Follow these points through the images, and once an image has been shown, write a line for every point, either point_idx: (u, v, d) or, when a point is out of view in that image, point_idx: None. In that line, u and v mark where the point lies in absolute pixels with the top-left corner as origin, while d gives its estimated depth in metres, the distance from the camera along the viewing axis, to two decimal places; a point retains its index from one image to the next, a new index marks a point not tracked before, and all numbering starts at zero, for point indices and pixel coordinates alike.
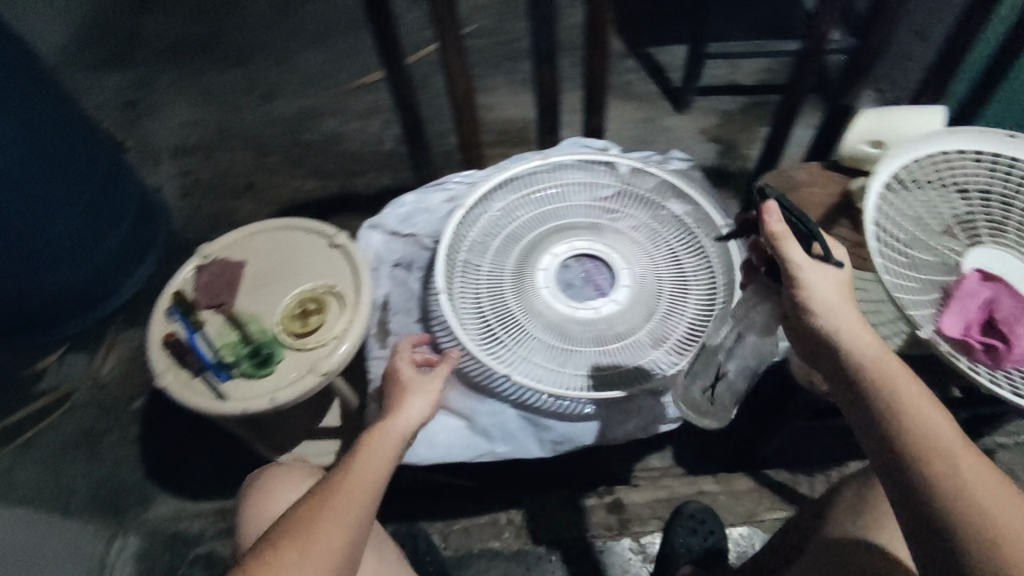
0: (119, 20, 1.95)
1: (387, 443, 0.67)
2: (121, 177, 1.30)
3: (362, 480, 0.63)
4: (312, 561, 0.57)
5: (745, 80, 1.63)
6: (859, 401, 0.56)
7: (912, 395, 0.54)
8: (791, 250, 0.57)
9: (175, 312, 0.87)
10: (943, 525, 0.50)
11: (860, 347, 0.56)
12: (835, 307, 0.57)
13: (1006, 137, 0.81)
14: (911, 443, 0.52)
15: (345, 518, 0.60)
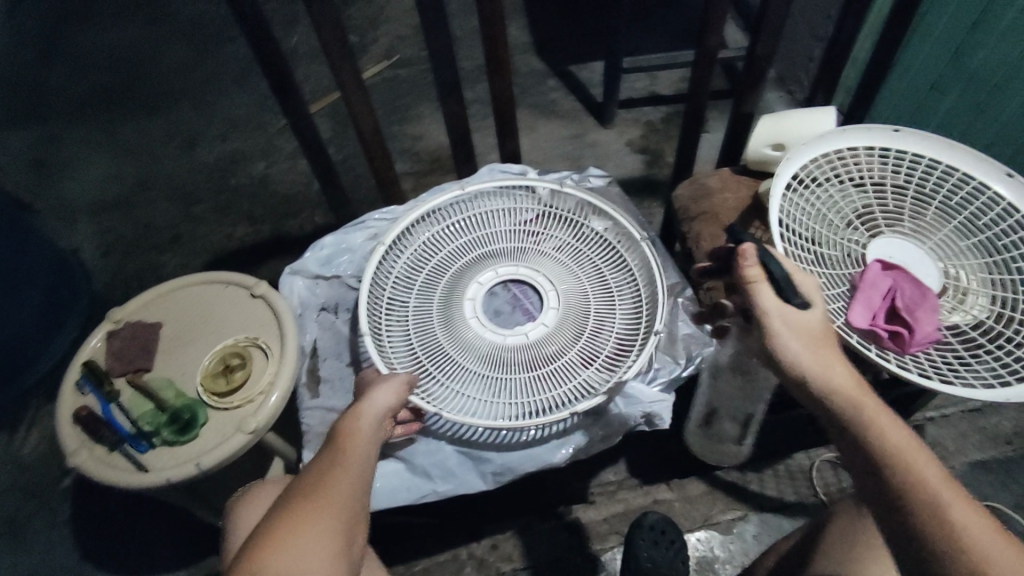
0: (23, 76, 1.87)
1: (365, 429, 0.62)
2: (29, 243, 1.23)
3: (347, 469, 0.58)
4: (303, 557, 0.52)
5: (664, 91, 1.68)
6: (850, 441, 0.54)
7: (904, 439, 0.52)
8: (759, 291, 0.60)
9: (86, 384, 0.82)
10: (931, 558, 0.48)
11: (841, 392, 0.55)
12: (805, 344, 0.58)
13: (891, 131, 0.86)
14: (901, 482, 0.51)
15: (324, 523, 0.55)
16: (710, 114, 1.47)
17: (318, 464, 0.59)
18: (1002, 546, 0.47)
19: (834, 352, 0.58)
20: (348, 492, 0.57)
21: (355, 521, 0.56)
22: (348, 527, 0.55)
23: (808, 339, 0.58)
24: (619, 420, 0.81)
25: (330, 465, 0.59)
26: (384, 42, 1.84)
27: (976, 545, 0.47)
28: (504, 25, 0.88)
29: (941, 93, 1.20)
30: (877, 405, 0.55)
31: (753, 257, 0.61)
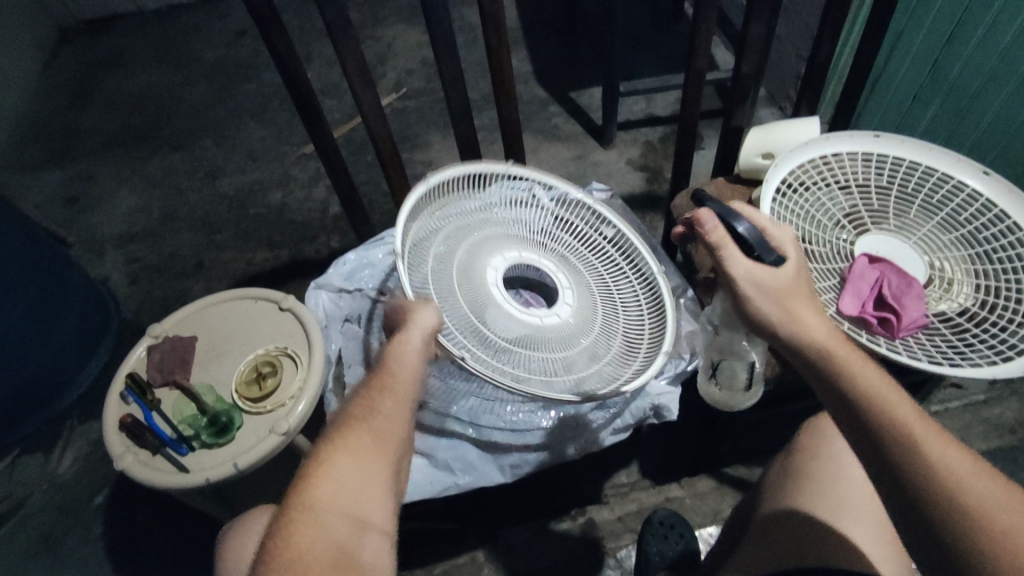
0: (55, 119, 1.98)
1: (407, 360, 0.63)
2: (65, 271, 1.31)
3: (390, 400, 0.60)
4: (349, 476, 0.55)
5: (661, 112, 1.77)
6: (834, 394, 0.55)
7: (887, 389, 0.54)
8: (725, 250, 0.62)
9: (129, 394, 0.88)
10: (917, 493, 0.50)
11: (809, 330, 0.58)
12: (778, 296, 0.60)
13: (873, 137, 0.92)
14: (887, 433, 0.51)
15: (387, 442, 0.58)
16: (706, 131, 1.54)
17: (363, 393, 0.61)
18: (979, 480, 0.49)
19: (808, 300, 0.60)
20: (391, 419, 0.59)
21: (400, 445, 0.59)
22: (393, 451, 0.58)
23: (776, 290, 0.60)
24: (628, 413, 0.87)
25: (373, 395, 0.60)
26: (393, 75, 1.94)
27: (951, 478, 0.49)
28: (509, 53, 0.96)
29: (923, 103, 1.27)
30: (859, 357, 0.56)
31: (711, 221, 0.63)
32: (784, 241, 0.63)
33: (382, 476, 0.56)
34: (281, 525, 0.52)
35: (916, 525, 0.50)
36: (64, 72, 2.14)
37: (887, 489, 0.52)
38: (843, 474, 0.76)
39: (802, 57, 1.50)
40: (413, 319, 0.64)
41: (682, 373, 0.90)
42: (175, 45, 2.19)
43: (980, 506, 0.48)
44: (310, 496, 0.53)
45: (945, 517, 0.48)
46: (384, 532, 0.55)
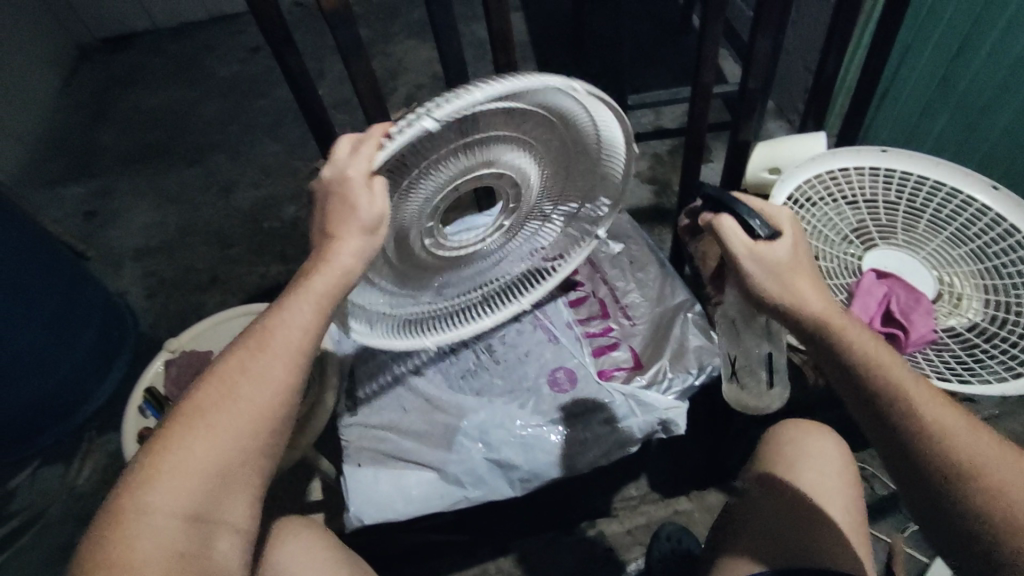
0: (75, 136, 2.03)
1: (296, 311, 0.57)
2: (85, 285, 1.34)
3: (255, 374, 0.55)
4: (194, 468, 0.52)
5: (669, 124, 1.78)
6: (862, 387, 0.58)
7: (911, 381, 0.57)
8: (727, 228, 0.61)
9: (148, 408, 0.90)
10: (917, 456, 0.56)
11: (809, 305, 0.58)
12: (782, 277, 0.59)
13: (880, 152, 0.91)
14: (921, 427, 0.55)
15: (247, 423, 0.54)
16: (714, 143, 1.55)
17: (233, 357, 0.56)
18: (969, 434, 0.55)
19: (808, 275, 0.60)
20: (257, 395, 0.55)
21: (274, 422, 0.56)
22: (262, 434, 0.55)
23: (775, 271, 0.59)
24: (637, 428, 0.87)
25: (239, 361, 0.56)
26: (403, 91, 1.97)
27: (948, 438, 0.55)
28: (518, 70, 0.98)
29: (932, 115, 1.27)
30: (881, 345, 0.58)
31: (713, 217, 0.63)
32: (779, 216, 0.62)
33: (243, 460, 0.54)
34: (112, 518, 0.51)
35: (917, 482, 0.57)
36: (84, 90, 2.19)
37: (889, 450, 0.58)
38: (814, 452, 0.82)
39: (809, 69, 1.50)
40: (339, 242, 0.56)
41: (691, 388, 0.90)
42: (191, 63, 2.24)
43: (972, 460, 0.54)
44: (148, 490, 0.51)
45: (980, 499, 0.53)
46: (238, 522, 0.55)
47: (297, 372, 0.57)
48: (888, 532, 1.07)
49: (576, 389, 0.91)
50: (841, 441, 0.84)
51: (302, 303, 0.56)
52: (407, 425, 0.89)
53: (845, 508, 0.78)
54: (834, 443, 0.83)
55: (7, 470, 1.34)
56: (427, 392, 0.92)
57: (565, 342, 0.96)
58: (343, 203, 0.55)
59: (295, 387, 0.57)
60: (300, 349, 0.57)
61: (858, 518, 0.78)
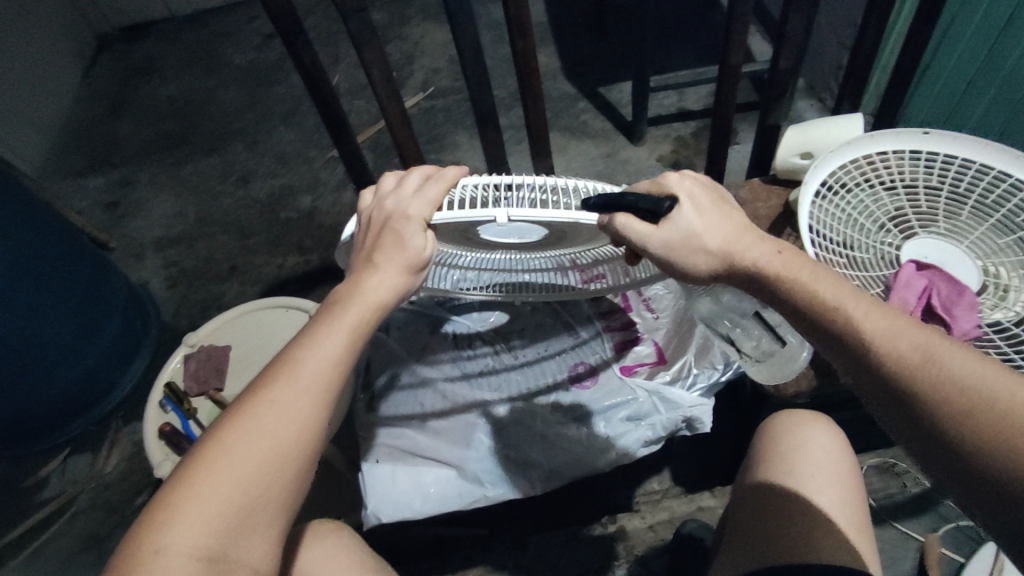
0: (96, 127, 2.04)
1: (330, 336, 0.54)
2: (108, 277, 1.35)
3: (282, 402, 0.51)
4: (214, 507, 0.48)
5: (693, 106, 1.72)
6: (828, 338, 0.52)
7: (874, 319, 0.50)
8: (627, 224, 0.54)
9: (168, 403, 0.90)
10: (936, 421, 0.46)
11: (795, 271, 0.54)
12: (697, 242, 0.56)
13: (921, 133, 0.85)
14: (887, 366, 0.48)
15: (273, 454, 0.50)
16: (740, 126, 1.49)
17: (257, 389, 0.52)
18: (982, 377, 0.45)
19: (756, 237, 0.56)
20: (282, 426, 0.51)
21: (302, 459, 0.51)
22: (286, 470, 0.50)
23: (684, 245, 0.56)
24: (661, 424, 0.85)
25: (270, 385, 0.52)
26: (418, 76, 1.93)
27: (959, 390, 0.45)
28: (536, 56, 0.94)
29: (977, 91, 1.19)
30: (838, 287, 0.52)
31: (609, 217, 0.55)
32: (665, 186, 0.57)
33: (266, 499, 0.49)
34: (124, 569, 0.45)
35: (944, 459, 0.46)
36: (104, 79, 2.20)
37: (906, 429, 0.49)
38: (804, 452, 0.75)
39: (842, 46, 1.43)
40: (375, 275, 0.56)
41: (717, 384, 0.87)
42: (208, 50, 2.23)
43: (989, 404, 0.44)
44: (164, 533, 0.46)
45: (968, 431, 0.44)
46: (256, 571, 0.49)
47: (327, 404, 0.53)
48: (922, 531, 1.03)
49: (598, 386, 0.89)
50: (840, 432, 0.79)
51: (334, 330, 0.54)
52: (424, 421, 0.88)
53: (842, 501, 0.72)
54: (833, 433, 0.78)
55: (37, 459, 1.37)
56: (447, 388, 0.91)
57: (587, 339, 0.95)
58: (396, 235, 0.56)
59: (323, 421, 0.53)
60: (332, 375, 0.53)
61: (857, 518, 0.71)
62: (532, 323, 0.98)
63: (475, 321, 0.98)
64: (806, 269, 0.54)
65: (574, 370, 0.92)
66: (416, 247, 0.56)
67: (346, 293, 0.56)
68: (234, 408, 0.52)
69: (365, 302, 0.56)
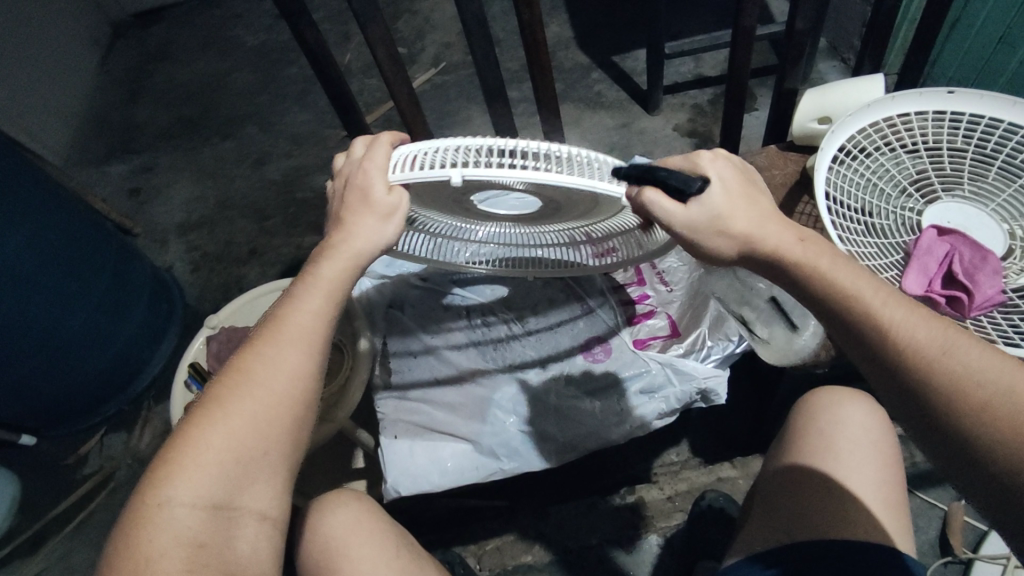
0: (116, 113, 2.07)
1: (314, 293, 0.57)
2: (134, 262, 1.38)
3: (273, 357, 0.54)
4: (215, 459, 0.50)
5: (710, 72, 1.67)
6: (841, 328, 0.51)
7: (892, 309, 0.49)
8: (655, 203, 0.51)
9: (193, 384, 0.95)
10: (946, 416, 0.46)
11: (790, 245, 0.52)
12: (722, 228, 0.53)
13: (946, 93, 0.82)
14: (902, 358, 0.47)
15: (268, 404, 0.52)
16: (758, 91, 1.45)
17: (246, 350, 0.54)
18: (996, 374, 0.45)
19: (774, 218, 0.54)
20: (275, 378, 0.53)
21: (296, 410, 0.54)
22: (281, 421, 0.53)
23: (710, 229, 0.52)
24: (675, 397, 0.85)
25: (260, 343, 0.54)
26: (430, 50, 1.91)
27: (970, 383, 0.45)
28: (542, 28, 0.92)
29: (1011, 45, 1.13)
30: (852, 275, 0.51)
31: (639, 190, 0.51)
32: (700, 166, 0.53)
33: (265, 449, 0.52)
34: (130, 525, 0.48)
35: (949, 451, 0.46)
36: (120, 66, 2.22)
37: (914, 418, 0.48)
38: (834, 433, 0.75)
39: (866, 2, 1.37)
40: (345, 230, 0.57)
41: (732, 355, 0.87)
42: (221, 32, 2.23)
43: (995, 401, 0.44)
44: (165, 487, 0.48)
45: (987, 427, 0.44)
46: (264, 517, 0.52)
47: (315, 356, 0.55)
48: (944, 500, 1.02)
49: (610, 360, 0.90)
50: (879, 412, 0.78)
51: (314, 288, 0.57)
52: (440, 398, 0.90)
53: (876, 478, 0.71)
54: (871, 410, 0.77)
55: (77, 438, 1.43)
56: (452, 358, 0.93)
57: (599, 312, 0.94)
58: (359, 190, 0.56)
59: (314, 371, 0.55)
60: (318, 329, 0.56)
61: (889, 499, 0.70)
62: (541, 298, 0.97)
63: (482, 295, 0.98)
64: (825, 257, 0.52)
65: (585, 342, 0.92)
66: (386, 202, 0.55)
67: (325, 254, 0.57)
68: (225, 371, 0.54)
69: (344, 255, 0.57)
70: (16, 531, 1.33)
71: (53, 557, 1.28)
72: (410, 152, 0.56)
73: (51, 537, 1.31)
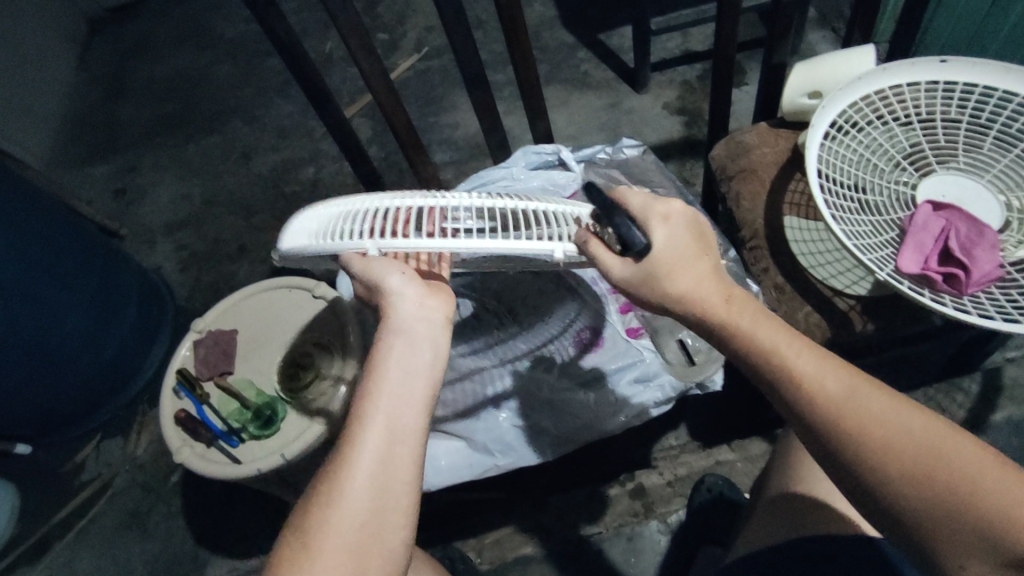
0: (95, 111, 2.02)
1: (381, 394, 0.53)
2: (122, 265, 1.36)
3: (347, 473, 0.51)
4: None
5: (699, 47, 1.64)
6: (762, 381, 0.54)
7: (805, 360, 0.52)
8: (600, 253, 0.57)
9: (182, 389, 0.96)
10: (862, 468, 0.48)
11: (709, 296, 0.55)
12: (661, 289, 0.56)
13: (939, 63, 0.80)
14: (818, 412, 0.50)
15: (364, 523, 0.50)
16: (748, 66, 1.42)
17: (332, 466, 0.52)
18: (899, 418, 0.48)
19: (702, 264, 0.56)
20: (370, 492, 0.50)
21: (394, 519, 0.51)
22: (381, 532, 0.50)
23: (647, 285, 0.56)
24: (670, 385, 0.84)
25: (343, 455, 0.52)
26: (413, 35, 1.87)
27: (877, 430, 0.48)
28: (521, 11, 0.89)
29: (1004, 8, 1.10)
30: (771, 332, 0.53)
31: (586, 242, 0.57)
32: (648, 216, 0.57)
33: (368, 572, 0.49)
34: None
35: (869, 499, 0.49)
36: (98, 62, 2.17)
37: (837, 469, 0.51)
38: None
39: None
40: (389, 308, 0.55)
41: None
42: (199, 24, 2.18)
43: (898, 446, 0.47)
44: None
45: (885, 468, 0.47)
46: None
47: (403, 454, 0.52)
48: None
49: (604, 350, 0.88)
50: None
51: (389, 378, 0.54)
52: (433, 396, 0.88)
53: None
54: None
55: (73, 446, 1.42)
56: None
57: (588, 298, 0.91)
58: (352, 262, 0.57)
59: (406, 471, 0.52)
60: (401, 425, 0.53)
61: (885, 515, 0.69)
62: (532, 291, 0.94)
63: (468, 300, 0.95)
64: (747, 315, 0.54)
65: (579, 336, 0.90)
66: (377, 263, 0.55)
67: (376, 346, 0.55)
68: (313, 493, 0.52)
69: (399, 331, 0.55)
70: (16, 540, 1.32)
71: (56, 565, 1.29)
72: (335, 210, 0.60)
73: (54, 544, 1.31)
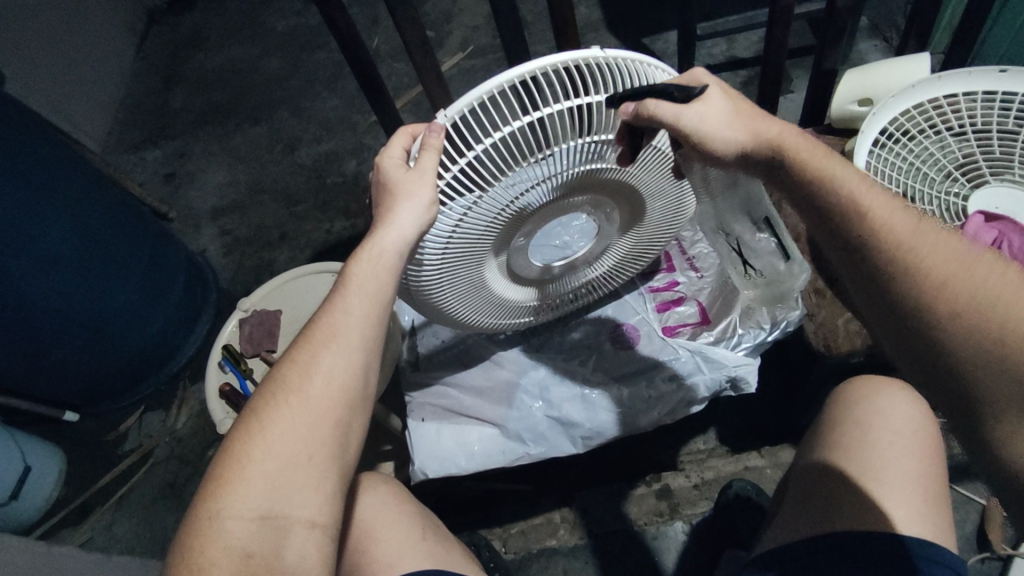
0: (151, 99, 2.11)
1: (352, 297, 0.58)
2: (169, 244, 1.41)
3: (311, 366, 0.56)
4: (259, 469, 0.53)
5: (744, 53, 1.63)
6: (833, 228, 0.55)
7: (887, 214, 0.52)
8: (654, 104, 0.56)
9: (227, 363, 1.00)
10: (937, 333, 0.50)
11: (762, 128, 0.57)
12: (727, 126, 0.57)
13: (998, 72, 0.79)
14: (880, 251, 0.52)
15: (317, 405, 0.55)
16: (793, 74, 1.41)
17: (285, 361, 0.57)
18: (986, 272, 0.49)
19: (755, 116, 0.58)
20: (324, 383, 0.56)
21: (341, 411, 0.56)
22: (328, 423, 0.55)
23: (710, 123, 0.57)
24: (703, 387, 0.85)
25: (303, 351, 0.57)
26: (458, 34, 1.90)
27: (956, 282, 0.49)
28: (572, 9, 0.90)
29: None
30: (841, 167, 0.55)
31: (637, 104, 0.56)
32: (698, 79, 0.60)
33: (311, 453, 0.54)
34: (188, 537, 0.52)
35: (931, 366, 0.51)
36: (156, 52, 2.25)
37: (905, 340, 0.52)
38: (865, 447, 0.73)
39: None
40: (371, 237, 0.58)
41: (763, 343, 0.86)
42: (252, 17, 2.25)
43: (984, 301, 0.48)
44: (215, 501, 0.52)
45: (959, 329, 0.49)
46: (313, 523, 0.54)
47: (353, 359, 0.57)
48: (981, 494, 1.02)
49: (640, 347, 0.90)
50: (899, 398, 0.76)
51: (351, 291, 0.58)
52: (467, 381, 0.91)
53: (916, 470, 0.71)
54: (891, 404, 0.76)
55: (115, 417, 1.48)
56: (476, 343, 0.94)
57: (628, 298, 0.94)
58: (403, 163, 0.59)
59: (355, 369, 0.57)
60: (354, 332, 0.57)
61: (911, 506, 0.68)
62: None
63: None
64: (812, 150, 0.56)
65: (615, 333, 0.92)
66: (410, 183, 0.56)
67: (356, 261, 0.59)
68: (267, 385, 0.57)
69: (376, 256, 0.57)
70: (61, 503, 1.39)
71: (96, 529, 1.35)
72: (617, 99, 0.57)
73: (95, 509, 1.37)
